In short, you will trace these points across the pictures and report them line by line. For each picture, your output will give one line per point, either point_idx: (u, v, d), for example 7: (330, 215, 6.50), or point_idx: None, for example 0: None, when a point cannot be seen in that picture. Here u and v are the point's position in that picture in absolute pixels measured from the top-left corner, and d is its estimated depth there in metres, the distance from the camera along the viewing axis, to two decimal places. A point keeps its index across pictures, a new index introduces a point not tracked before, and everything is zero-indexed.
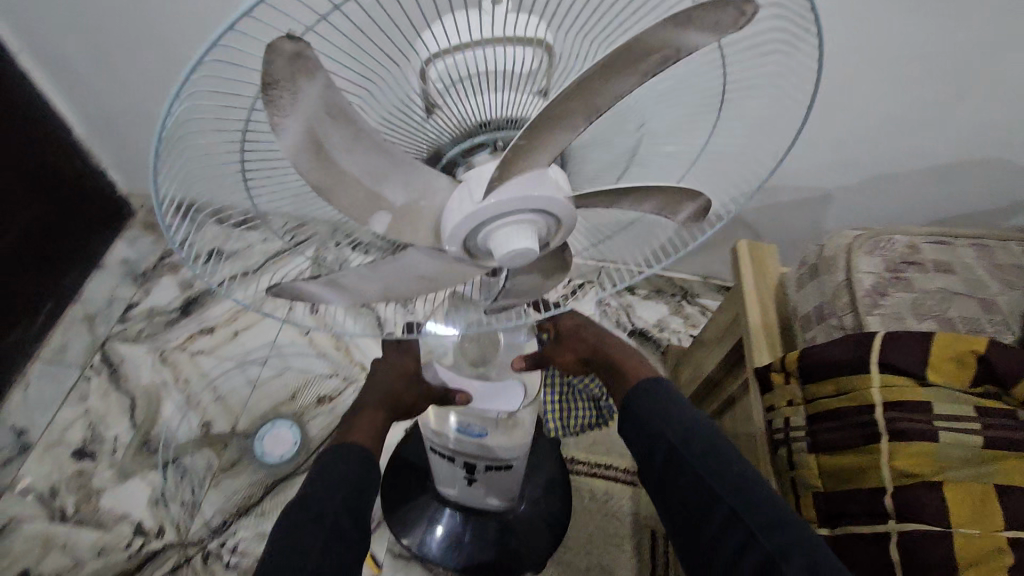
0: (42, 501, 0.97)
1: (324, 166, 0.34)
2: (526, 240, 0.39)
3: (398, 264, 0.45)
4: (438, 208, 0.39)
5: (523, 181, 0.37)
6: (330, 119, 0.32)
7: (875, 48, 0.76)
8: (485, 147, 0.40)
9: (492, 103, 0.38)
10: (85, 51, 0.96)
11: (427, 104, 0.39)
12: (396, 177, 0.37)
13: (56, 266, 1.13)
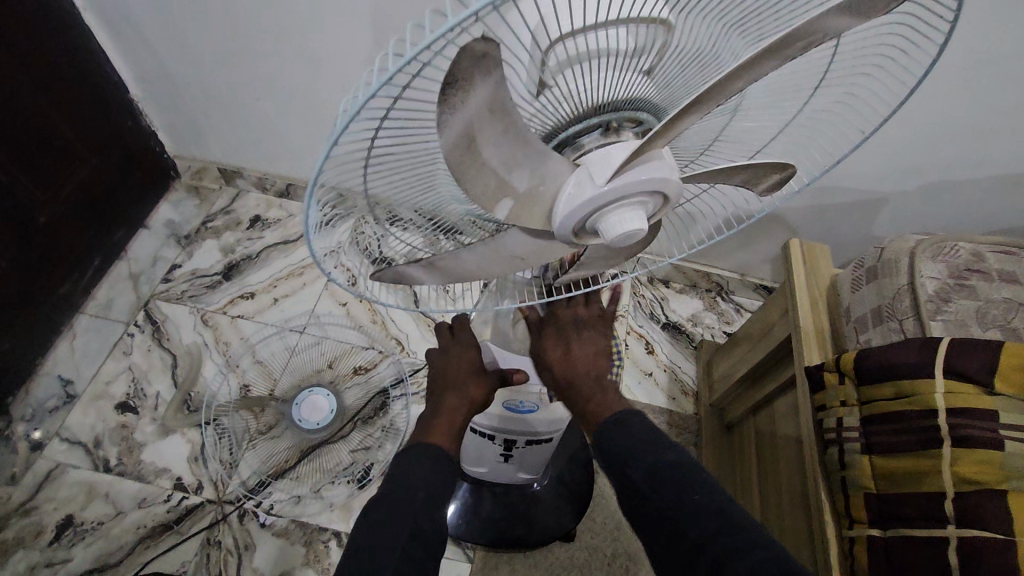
0: (87, 450, 1.00)
1: (468, 158, 0.34)
2: (639, 223, 0.39)
3: (495, 245, 0.46)
4: (555, 192, 0.39)
5: (643, 167, 0.37)
6: (474, 110, 0.31)
7: (959, 49, 0.74)
8: (598, 128, 0.39)
9: (613, 87, 0.37)
10: (147, 12, 0.96)
11: (541, 87, 0.36)
12: (526, 167, 0.37)
13: (105, 223, 1.15)
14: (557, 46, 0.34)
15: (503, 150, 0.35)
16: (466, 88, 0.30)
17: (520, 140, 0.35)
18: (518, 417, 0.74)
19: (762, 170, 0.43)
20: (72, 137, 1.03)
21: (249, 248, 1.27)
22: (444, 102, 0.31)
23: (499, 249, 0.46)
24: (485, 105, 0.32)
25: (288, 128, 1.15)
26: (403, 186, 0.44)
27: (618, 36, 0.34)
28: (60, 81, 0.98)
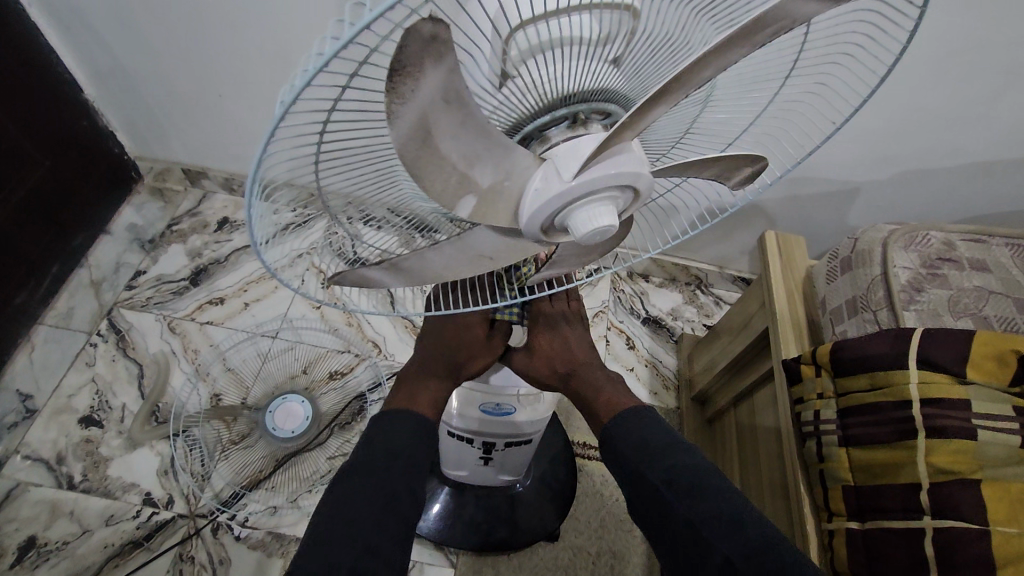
0: (49, 467, 0.95)
1: (424, 150, 0.33)
2: (608, 220, 0.38)
3: (461, 245, 0.44)
4: (522, 189, 0.38)
5: (610, 160, 0.36)
6: (410, 101, 0.29)
7: (924, 38, 0.75)
8: (564, 120, 0.38)
9: (576, 78, 0.35)
10: (101, 9, 0.92)
11: (502, 81, 0.35)
12: (489, 162, 0.35)
13: (62, 229, 1.10)
14: (518, 34, 0.33)
15: (463, 143, 0.33)
16: (417, 75, 0.28)
17: (479, 136, 0.34)
18: (493, 420, 0.71)
19: (732, 163, 0.42)
20: (23, 138, 0.98)
21: (217, 251, 1.23)
22: (392, 93, 0.29)
23: (466, 248, 0.45)
24: (439, 96, 0.30)
25: (254, 126, 1.11)
26: (363, 183, 0.42)
27: (580, 23, 0.33)
28: (7, 78, 0.93)
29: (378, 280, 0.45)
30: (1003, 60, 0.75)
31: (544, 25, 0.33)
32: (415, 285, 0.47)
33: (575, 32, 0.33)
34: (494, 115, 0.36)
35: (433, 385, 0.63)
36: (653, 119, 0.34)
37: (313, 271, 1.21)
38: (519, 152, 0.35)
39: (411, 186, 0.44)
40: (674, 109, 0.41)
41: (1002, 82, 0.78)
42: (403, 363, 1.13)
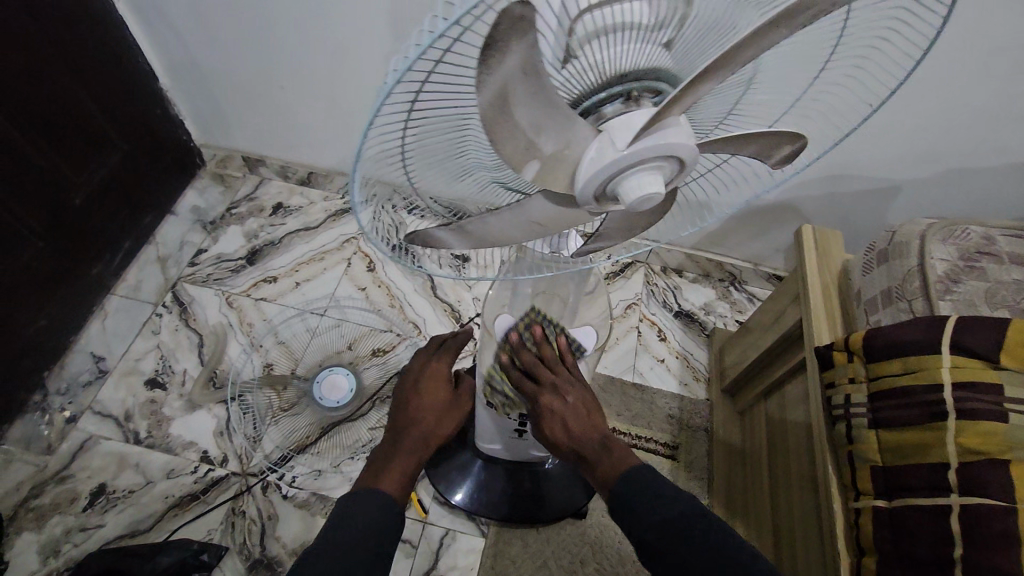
0: (118, 423, 1.04)
1: (499, 116, 0.37)
2: (654, 189, 0.41)
3: (520, 211, 0.48)
4: (579, 158, 0.41)
5: (661, 132, 0.39)
6: (494, 71, 0.34)
7: (969, 36, 0.75)
8: (619, 97, 0.41)
9: (631, 55, 0.39)
10: (180, 5, 1.00)
11: (566, 60, 0.39)
12: (553, 131, 0.39)
13: (135, 208, 1.19)
14: (584, 17, 0.36)
15: (532, 110, 0.38)
16: (503, 50, 0.33)
17: (547, 107, 0.38)
18: None
19: (771, 140, 0.45)
20: (105, 122, 1.08)
21: (271, 233, 1.31)
22: (483, 66, 0.34)
23: (520, 215, 0.48)
24: (519, 67, 0.35)
25: (312, 116, 1.18)
26: (432, 158, 0.45)
27: (637, 10, 0.36)
28: (95, 68, 1.02)
29: (438, 237, 0.49)
30: None
31: (606, 10, 0.36)
32: (473, 246, 0.52)
33: (632, 17, 0.37)
34: (561, 87, 0.41)
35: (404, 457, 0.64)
36: (701, 94, 0.37)
37: (360, 255, 1.28)
38: (581, 124, 0.39)
39: (474, 161, 0.47)
40: (719, 88, 0.44)
41: None
42: None
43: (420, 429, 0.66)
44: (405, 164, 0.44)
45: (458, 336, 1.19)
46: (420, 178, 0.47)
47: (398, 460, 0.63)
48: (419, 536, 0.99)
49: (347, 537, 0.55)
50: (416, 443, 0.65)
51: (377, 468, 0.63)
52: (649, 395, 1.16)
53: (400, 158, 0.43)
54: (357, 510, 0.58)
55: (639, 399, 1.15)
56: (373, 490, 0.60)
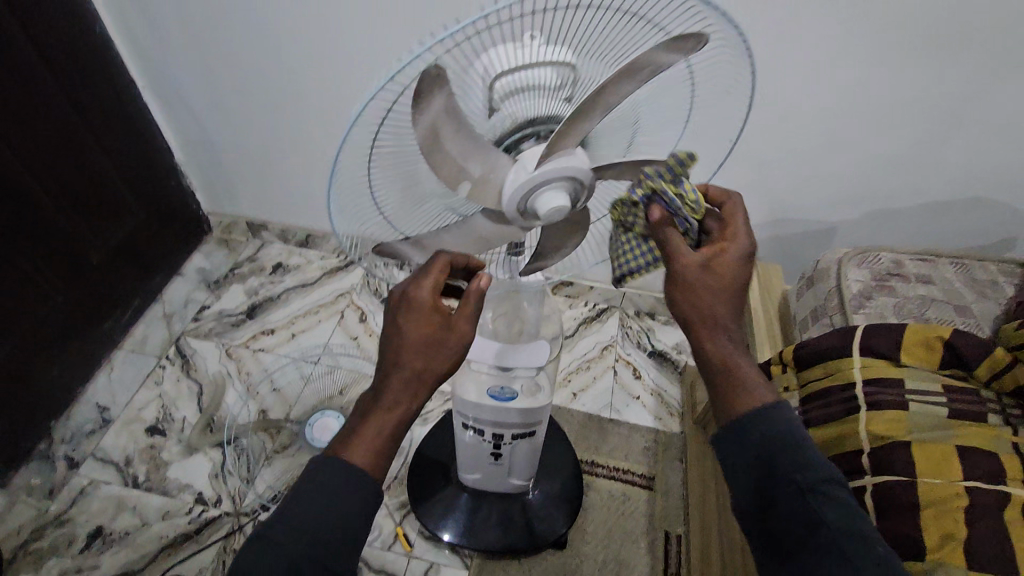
0: (118, 468, 1.09)
1: (433, 147, 0.49)
2: (561, 202, 0.51)
3: (466, 226, 0.59)
4: (501, 182, 0.52)
5: (562, 157, 0.50)
6: (425, 111, 0.46)
7: (859, 96, 0.90)
8: (532, 136, 0.52)
9: (536, 106, 0.50)
10: (198, 90, 1.17)
11: (491, 112, 0.50)
12: (478, 157, 0.50)
13: (146, 268, 1.31)
14: (496, 84, 0.48)
15: (459, 142, 0.49)
16: (429, 96, 0.45)
17: (469, 138, 0.49)
18: (499, 406, 0.78)
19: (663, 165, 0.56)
20: (125, 192, 1.21)
21: (271, 290, 1.41)
22: (415, 106, 0.46)
23: (467, 230, 0.60)
24: (442, 110, 0.47)
25: (310, 184, 1.33)
26: (393, 194, 0.56)
27: (536, 74, 0.48)
28: (120, 145, 1.17)
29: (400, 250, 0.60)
30: (932, 113, 0.90)
31: (512, 75, 0.47)
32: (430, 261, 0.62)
33: (532, 78, 0.48)
34: (485, 130, 0.51)
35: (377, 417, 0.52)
36: (588, 127, 0.49)
37: (353, 307, 1.38)
38: (497, 153, 0.50)
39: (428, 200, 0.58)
40: (609, 125, 0.54)
41: (938, 131, 0.92)
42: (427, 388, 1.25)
43: (398, 376, 0.53)
44: (374, 195, 0.55)
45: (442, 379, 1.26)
46: (386, 212, 0.58)
47: (367, 427, 0.52)
48: (404, 571, 1.02)
49: (297, 526, 0.48)
50: (388, 397, 0.53)
51: (343, 437, 0.53)
52: (624, 430, 1.22)
53: (369, 188, 0.54)
54: (311, 489, 0.50)
55: (615, 433, 1.21)
56: (335, 466, 0.51)
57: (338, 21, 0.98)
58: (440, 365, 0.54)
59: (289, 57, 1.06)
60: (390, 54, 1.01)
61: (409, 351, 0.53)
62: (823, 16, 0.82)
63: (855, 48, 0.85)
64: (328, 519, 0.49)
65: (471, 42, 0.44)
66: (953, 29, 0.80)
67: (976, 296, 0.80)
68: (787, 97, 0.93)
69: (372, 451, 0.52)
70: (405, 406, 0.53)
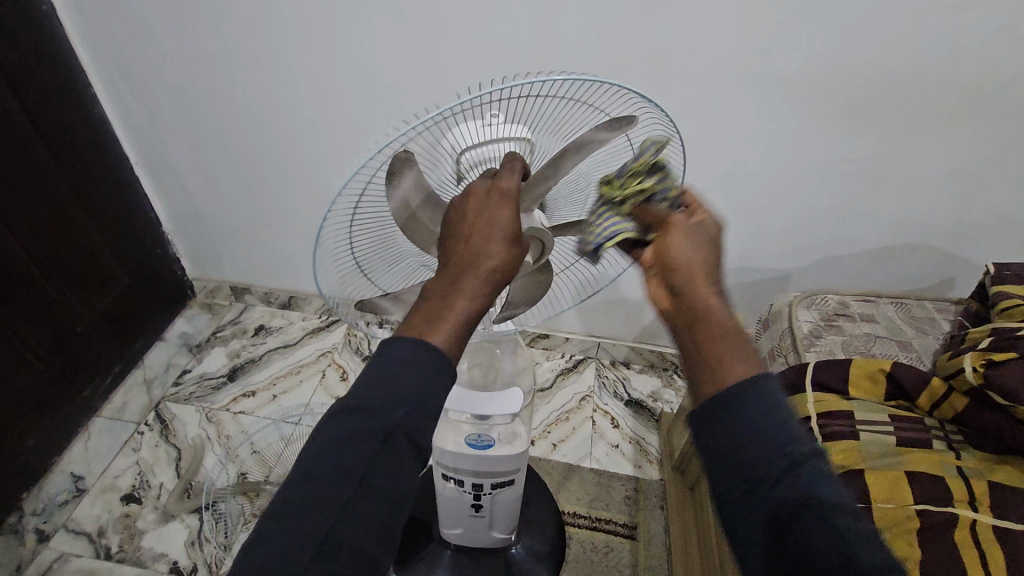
0: (91, 539, 1.07)
1: (410, 222, 0.56)
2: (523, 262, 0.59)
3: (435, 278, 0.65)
4: None
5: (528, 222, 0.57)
6: (398, 188, 0.53)
7: (795, 156, 1.01)
8: None
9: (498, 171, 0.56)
10: (188, 163, 1.24)
11: (460, 178, 0.56)
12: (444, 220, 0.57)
13: (129, 335, 1.33)
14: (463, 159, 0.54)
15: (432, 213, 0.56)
16: (400, 176, 0.52)
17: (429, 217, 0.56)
18: (475, 454, 0.80)
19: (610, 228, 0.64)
20: (113, 263, 1.25)
21: (253, 352, 1.43)
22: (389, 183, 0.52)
23: None
24: (404, 195, 0.54)
25: (292, 249, 1.38)
26: (367, 250, 0.60)
27: (497, 149, 0.53)
28: (109, 218, 1.23)
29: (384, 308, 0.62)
30: (860, 171, 1.01)
31: (476, 151, 0.53)
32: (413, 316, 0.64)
33: (493, 152, 0.54)
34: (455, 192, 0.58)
35: (458, 302, 0.46)
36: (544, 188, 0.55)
37: (334, 365, 1.40)
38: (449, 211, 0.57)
39: (398, 260, 0.63)
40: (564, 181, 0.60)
41: (868, 186, 1.03)
42: None
43: (477, 264, 0.46)
44: (353, 252, 0.59)
45: None
46: (361, 268, 0.61)
47: (447, 307, 0.46)
48: None
49: (317, 493, 0.41)
50: (466, 281, 0.46)
51: (417, 319, 0.47)
52: (605, 479, 1.23)
53: (350, 245, 0.57)
54: (339, 448, 0.43)
55: (596, 483, 1.22)
56: (409, 354, 0.45)
57: (321, 102, 1.08)
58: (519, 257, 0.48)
59: (274, 133, 1.15)
60: (369, 129, 1.10)
61: (495, 240, 0.47)
62: (753, 89, 0.93)
63: (784, 114, 0.95)
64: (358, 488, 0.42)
65: (433, 133, 0.51)
66: (867, 100, 0.92)
67: (916, 331, 0.87)
68: (730, 158, 1.03)
69: (429, 376, 0.45)
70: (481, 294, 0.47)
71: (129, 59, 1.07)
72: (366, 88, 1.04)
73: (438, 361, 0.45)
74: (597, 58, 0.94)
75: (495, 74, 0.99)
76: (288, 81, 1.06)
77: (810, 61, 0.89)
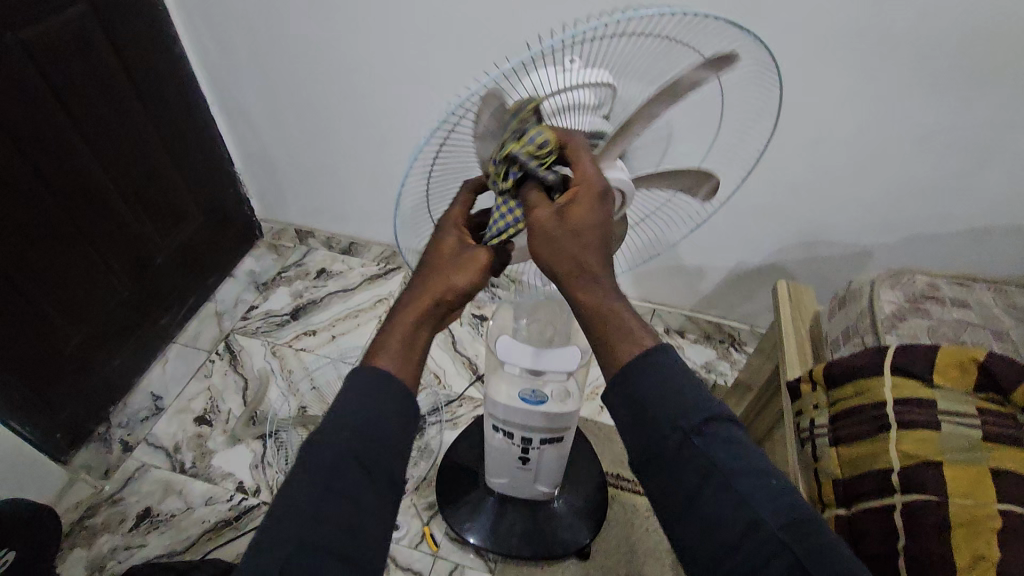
0: (168, 453, 1.17)
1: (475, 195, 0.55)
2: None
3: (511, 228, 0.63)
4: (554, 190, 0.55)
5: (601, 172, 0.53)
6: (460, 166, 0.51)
7: (895, 122, 0.92)
8: None
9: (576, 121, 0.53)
10: (260, 104, 1.26)
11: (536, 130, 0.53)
12: None
13: (203, 269, 1.40)
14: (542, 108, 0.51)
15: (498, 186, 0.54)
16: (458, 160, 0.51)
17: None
18: (529, 409, 0.81)
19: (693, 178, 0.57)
20: (190, 199, 1.31)
21: (314, 294, 1.48)
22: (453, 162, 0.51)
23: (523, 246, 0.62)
24: None
25: (355, 195, 1.40)
26: (442, 179, 0.57)
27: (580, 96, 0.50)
28: (188, 156, 1.28)
29: None
30: (969, 141, 0.91)
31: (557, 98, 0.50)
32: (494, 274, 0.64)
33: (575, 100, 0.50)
34: None
35: (395, 330, 0.50)
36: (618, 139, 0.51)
37: None
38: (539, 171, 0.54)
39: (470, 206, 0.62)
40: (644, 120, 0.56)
41: (978, 159, 0.93)
42: (459, 393, 1.29)
43: (415, 297, 0.51)
44: (430, 181, 0.56)
45: (473, 386, 1.31)
46: (436, 199, 0.59)
47: (389, 336, 0.50)
48: (429, 569, 1.05)
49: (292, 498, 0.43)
50: (420, 310, 0.51)
51: (372, 343, 0.51)
52: None
53: (427, 175, 0.55)
54: (294, 480, 0.44)
55: None
56: (364, 376, 0.48)
57: (390, 45, 1.06)
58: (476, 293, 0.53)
59: (342, 78, 1.14)
60: (437, 75, 1.08)
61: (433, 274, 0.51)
62: (855, 44, 0.84)
63: (886, 74, 0.87)
64: (318, 499, 0.43)
65: (513, 78, 0.47)
66: (992, 58, 0.81)
67: (1015, 321, 0.79)
68: (819, 121, 0.95)
69: (383, 397, 0.47)
70: (420, 323, 0.51)
71: (209, 0, 1.09)
72: (436, 31, 1.01)
73: (384, 378, 0.48)
74: (682, 6, 0.87)
75: (571, 19, 0.93)
76: (358, 23, 1.04)
77: (925, 15, 0.80)
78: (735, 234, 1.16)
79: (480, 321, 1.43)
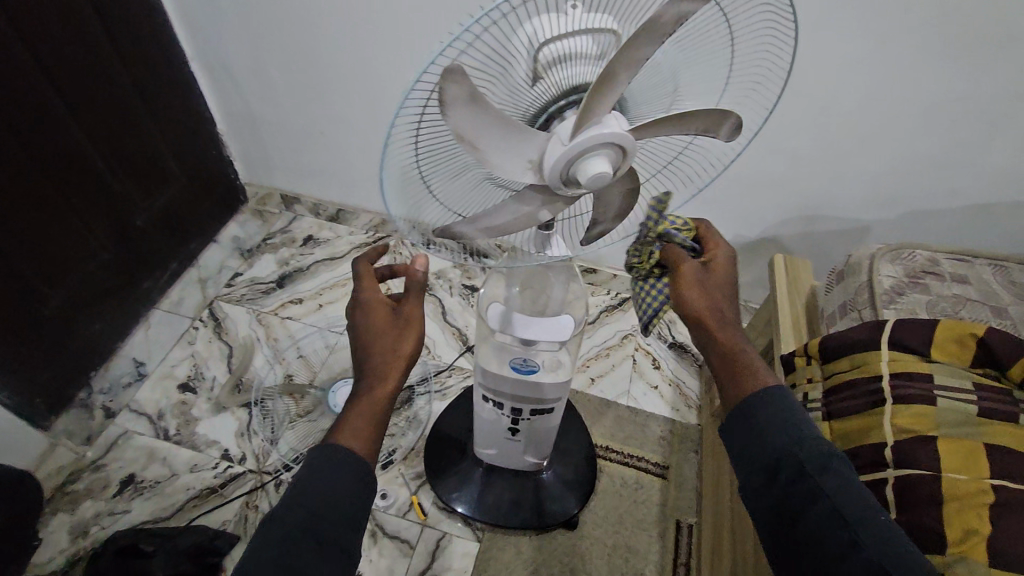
0: (151, 420, 1.15)
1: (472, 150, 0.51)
2: (608, 169, 0.49)
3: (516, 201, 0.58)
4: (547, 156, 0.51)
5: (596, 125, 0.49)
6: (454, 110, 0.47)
7: (905, 90, 0.88)
8: (576, 104, 0.52)
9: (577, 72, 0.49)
10: (243, 59, 1.20)
11: (535, 80, 0.49)
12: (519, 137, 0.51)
13: (186, 234, 1.36)
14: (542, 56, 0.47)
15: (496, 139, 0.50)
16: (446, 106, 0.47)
17: (507, 123, 0.49)
18: (520, 378, 0.79)
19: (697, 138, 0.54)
20: (171, 159, 1.26)
21: (301, 261, 1.45)
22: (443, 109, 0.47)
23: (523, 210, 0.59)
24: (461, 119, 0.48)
25: (343, 160, 1.36)
26: (433, 145, 0.52)
27: (581, 42, 0.47)
28: (168, 114, 1.22)
29: (466, 233, 0.59)
30: (978, 112, 0.88)
31: (557, 44, 0.47)
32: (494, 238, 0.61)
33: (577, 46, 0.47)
34: (527, 100, 0.51)
35: (358, 413, 0.58)
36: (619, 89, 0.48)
37: None
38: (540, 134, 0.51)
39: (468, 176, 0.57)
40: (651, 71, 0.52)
41: (985, 133, 0.90)
42: (448, 363, 1.28)
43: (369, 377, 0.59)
44: (419, 145, 0.51)
45: (463, 357, 1.29)
46: (427, 171, 0.54)
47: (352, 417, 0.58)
48: (417, 538, 1.05)
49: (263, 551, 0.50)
50: (369, 382, 0.59)
51: (334, 424, 0.59)
52: (641, 418, 1.22)
53: (414, 138, 0.50)
54: (264, 537, 0.51)
55: (631, 420, 1.22)
56: (325, 452, 0.56)
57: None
58: (412, 351, 0.61)
59: (330, 33, 1.09)
60: (430, 32, 1.03)
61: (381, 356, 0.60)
62: (869, 5, 0.81)
63: (900, 39, 0.83)
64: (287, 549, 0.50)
65: (512, 20, 0.44)
66: (1009, 24, 0.78)
67: (1013, 298, 0.78)
68: (826, 88, 0.92)
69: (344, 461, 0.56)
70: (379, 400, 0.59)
71: None
72: None
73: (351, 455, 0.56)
74: None
75: None
76: None
77: None
78: (732, 206, 1.14)
79: (471, 291, 1.41)
